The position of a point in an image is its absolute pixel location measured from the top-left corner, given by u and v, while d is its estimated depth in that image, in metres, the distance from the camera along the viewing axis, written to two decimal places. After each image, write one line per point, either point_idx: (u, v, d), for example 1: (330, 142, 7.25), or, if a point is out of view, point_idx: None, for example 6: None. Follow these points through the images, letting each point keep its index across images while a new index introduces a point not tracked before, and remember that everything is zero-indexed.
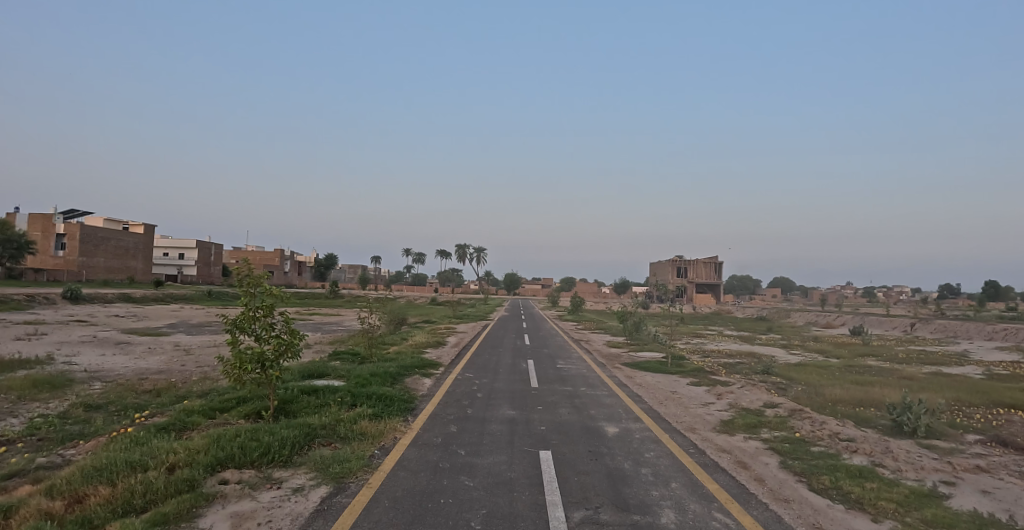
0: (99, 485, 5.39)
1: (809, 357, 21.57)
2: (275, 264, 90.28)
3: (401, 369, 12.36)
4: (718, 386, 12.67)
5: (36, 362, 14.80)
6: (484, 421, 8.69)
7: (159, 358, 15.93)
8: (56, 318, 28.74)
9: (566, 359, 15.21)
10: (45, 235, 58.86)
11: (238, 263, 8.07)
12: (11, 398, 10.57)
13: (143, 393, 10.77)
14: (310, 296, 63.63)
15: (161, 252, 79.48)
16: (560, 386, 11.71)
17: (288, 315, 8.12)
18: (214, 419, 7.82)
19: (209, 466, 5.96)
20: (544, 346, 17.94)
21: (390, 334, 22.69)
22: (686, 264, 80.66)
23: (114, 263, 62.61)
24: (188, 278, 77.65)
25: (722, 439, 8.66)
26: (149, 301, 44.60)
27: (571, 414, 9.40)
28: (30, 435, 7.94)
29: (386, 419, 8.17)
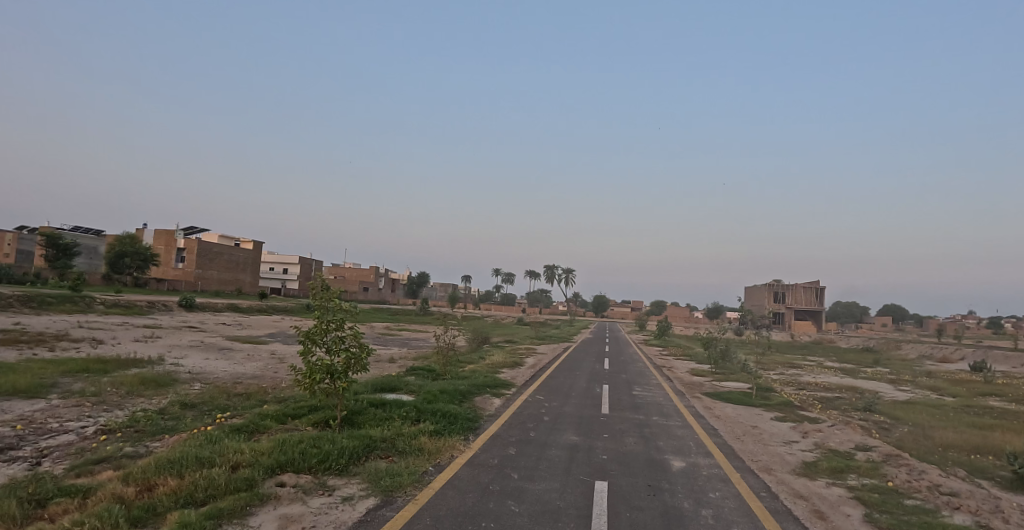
0: (169, 476, 5.89)
1: (919, 395, 19.32)
2: (372, 280, 95.12)
3: (472, 388, 12.40)
4: (806, 422, 11.65)
5: (148, 363, 16.50)
6: (545, 445, 8.59)
7: (254, 365, 17.21)
8: (172, 324, 31.99)
9: (643, 385, 14.62)
10: (167, 249, 66.06)
11: (317, 279, 8.66)
12: (122, 393, 11.92)
13: (234, 395, 11.66)
14: (401, 312, 66.23)
15: (270, 266, 86.52)
16: (632, 413, 11.31)
17: (358, 329, 8.47)
18: (285, 424, 8.35)
19: (269, 468, 6.31)
20: (622, 370, 17.43)
21: (469, 353, 23.03)
22: (784, 289, 75.98)
23: (227, 275, 69.00)
24: (293, 291, 83.80)
25: (800, 483, 7.90)
26: (253, 312, 48.42)
27: (636, 445, 9.03)
28: (129, 426, 8.88)
29: (446, 437, 8.27)
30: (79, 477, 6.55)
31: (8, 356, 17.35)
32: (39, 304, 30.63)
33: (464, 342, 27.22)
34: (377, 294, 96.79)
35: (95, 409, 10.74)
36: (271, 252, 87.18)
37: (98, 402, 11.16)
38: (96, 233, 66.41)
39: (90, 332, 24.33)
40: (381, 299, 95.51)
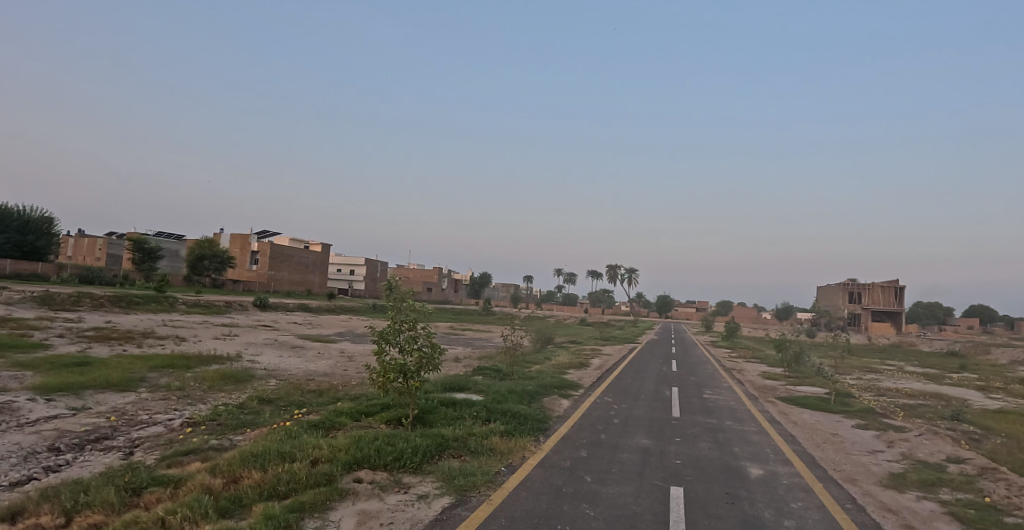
0: (253, 469, 6.16)
1: (1016, 404, 17.84)
2: (434, 281, 96.94)
3: (540, 389, 13.16)
4: (890, 431, 10.98)
5: (227, 359, 17.42)
6: (616, 448, 8.54)
7: (325, 363, 17.87)
8: (248, 322, 33.67)
9: (713, 388, 14.19)
10: (242, 252, 69.45)
11: (391, 280, 8.97)
12: (204, 388, 12.62)
13: (307, 392, 12.13)
14: (463, 312, 67.17)
15: (336, 268, 89.83)
16: (703, 417, 11.00)
17: (431, 329, 8.67)
18: (359, 422, 8.61)
19: (346, 463, 6.50)
20: (690, 373, 17.00)
21: (534, 354, 23.07)
22: (861, 289, 72.11)
23: (297, 277, 72.15)
24: (358, 292, 86.63)
25: (887, 496, 7.44)
26: (321, 312, 50.32)
27: (710, 450, 8.78)
28: (212, 420, 9.38)
29: (517, 438, 8.31)
30: (170, 467, 6.97)
31: (103, 352, 18.73)
32: (129, 304, 32.96)
33: (527, 343, 27.30)
34: (441, 294, 98.74)
35: (180, 402, 11.42)
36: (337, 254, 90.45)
37: (182, 396, 11.86)
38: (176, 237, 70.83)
39: (174, 330, 25.95)
40: (444, 299, 97.25)
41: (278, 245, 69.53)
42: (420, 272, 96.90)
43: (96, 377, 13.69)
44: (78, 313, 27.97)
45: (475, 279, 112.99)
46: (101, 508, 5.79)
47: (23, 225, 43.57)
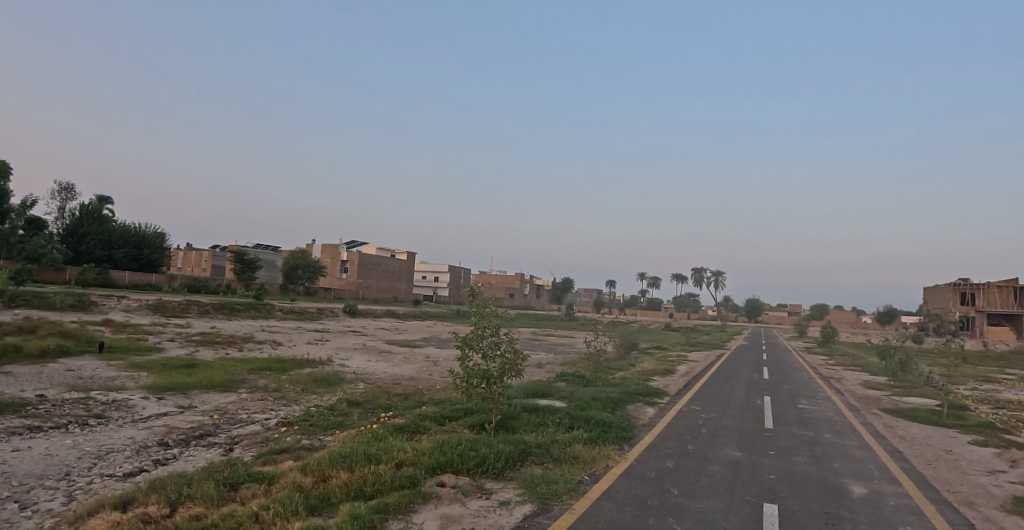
0: (341, 469, 6.34)
1: None
2: (515, 286, 97.76)
3: (625, 396, 12.93)
4: (1017, 449, 9.64)
5: (319, 363, 18.36)
6: (705, 461, 8.12)
7: (411, 367, 18.40)
8: (340, 328, 35.42)
9: (809, 398, 13.17)
10: (333, 261, 73.36)
11: (474, 287, 8.97)
12: (299, 390, 13.32)
13: (394, 395, 12.49)
14: (545, 317, 67.19)
15: (421, 275, 92.89)
16: (799, 429, 10.20)
17: (513, 335, 8.58)
18: (444, 426, 8.78)
19: (430, 467, 6.56)
20: (784, 381, 15.87)
21: (617, 361, 22.56)
22: (975, 289, 64.49)
23: (384, 283, 75.28)
24: (442, 298, 89.02)
25: (1014, 522, 6.47)
26: (407, 318, 52.07)
27: (807, 465, 8.08)
28: (305, 420, 9.84)
29: (601, 446, 8.28)
30: (265, 464, 7.33)
31: (208, 355, 20.29)
32: (231, 311, 35.63)
33: (611, 349, 26.79)
34: (523, 299, 99.42)
35: (277, 403, 12.12)
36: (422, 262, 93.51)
37: (279, 397, 12.59)
38: (273, 249, 75.97)
39: (272, 335, 27.71)
40: (526, 305, 97.80)
41: (366, 254, 72.87)
42: (503, 278, 98.09)
43: (202, 378, 14.80)
44: (189, 319, 30.57)
45: (557, 284, 112.76)
46: (202, 500, 6.17)
47: (139, 241, 48.46)
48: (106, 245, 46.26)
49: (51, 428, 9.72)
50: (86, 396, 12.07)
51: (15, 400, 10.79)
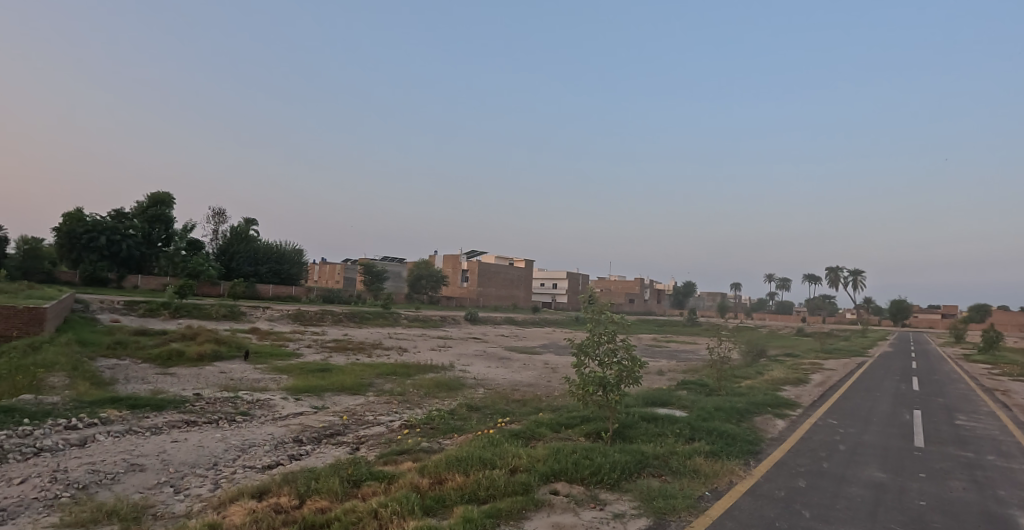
0: (457, 472, 6.46)
1: None
2: (636, 292, 95.39)
3: (751, 406, 11.94)
4: None
5: (442, 368, 19.18)
6: (844, 481, 7.19)
7: (530, 373, 18.57)
8: (461, 335, 36.77)
9: (975, 413, 11.23)
10: (454, 271, 76.64)
11: (590, 292, 8.71)
12: (422, 394, 13.99)
13: (512, 401, 12.64)
14: (667, 323, 64.67)
15: (541, 283, 94.02)
16: (960, 449, 8.72)
17: (630, 341, 8.21)
18: (559, 433, 8.66)
19: (544, 475, 6.45)
20: (939, 393, 13.74)
21: (743, 368, 20.99)
22: None
23: (503, 292, 77.33)
24: (561, 305, 89.23)
25: None
26: (526, 325, 52.81)
27: (969, 491, 6.83)
28: (426, 423, 10.25)
29: (724, 460, 7.70)
30: (386, 464, 7.65)
31: (341, 360, 22.00)
32: (362, 320, 38.49)
33: (736, 357, 25.03)
34: (644, 305, 96.51)
35: (401, 406, 12.80)
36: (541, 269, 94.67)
37: (403, 400, 13.31)
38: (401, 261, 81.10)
39: (399, 342, 29.50)
40: (647, 310, 94.85)
41: (486, 264, 75.32)
42: (622, 284, 96.16)
43: (336, 381, 16.07)
44: (325, 327, 33.50)
45: (679, 288, 108.12)
46: (327, 495, 6.11)
47: (279, 257, 54.17)
48: (253, 261, 52.21)
49: (204, 421, 10.61)
50: (235, 395, 13.58)
51: (179, 398, 12.46)
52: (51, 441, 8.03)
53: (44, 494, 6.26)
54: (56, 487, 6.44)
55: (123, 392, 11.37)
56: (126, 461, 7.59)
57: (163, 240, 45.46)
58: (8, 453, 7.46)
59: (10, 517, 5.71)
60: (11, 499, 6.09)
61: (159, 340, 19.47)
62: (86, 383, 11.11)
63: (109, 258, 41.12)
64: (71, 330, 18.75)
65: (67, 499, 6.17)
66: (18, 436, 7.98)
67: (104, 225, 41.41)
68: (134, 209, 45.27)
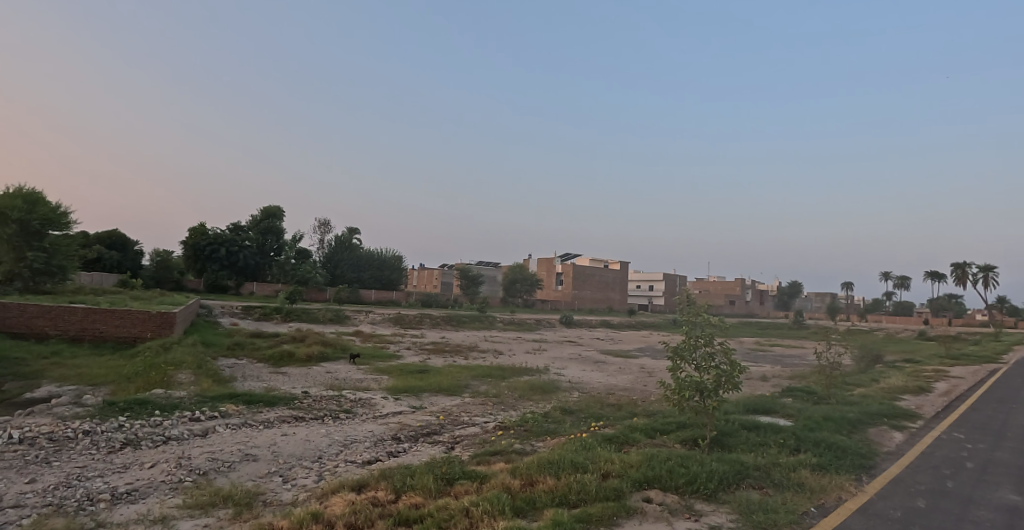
0: (548, 475, 6.24)
1: None
2: (737, 293, 90.94)
3: (865, 416, 10.99)
4: None
5: (537, 371, 19.41)
6: (972, 503, 6.45)
7: (625, 377, 18.31)
8: (555, 338, 36.84)
9: None
10: (548, 273, 76.96)
11: (684, 292, 8.29)
12: (516, 396, 14.24)
13: (606, 405, 12.52)
14: (771, 326, 60.87)
15: (636, 284, 92.31)
16: None
17: (729, 345, 7.75)
18: (654, 439, 8.46)
19: (637, 481, 6.28)
20: None
21: (855, 375, 19.34)
22: None
23: (599, 294, 76.72)
24: (658, 308, 86.95)
25: None
26: (622, 328, 52.06)
27: None
28: (520, 425, 10.40)
29: (832, 474, 7.17)
30: (479, 463, 7.55)
31: (438, 362, 22.84)
32: (459, 323, 39.73)
33: (848, 363, 23.09)
34: (745, 307, 91.52)
35: (496, 408, 13.11)
36: (637, 271, 92.85)
37: (498, 402, 13.61)
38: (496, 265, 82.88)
39: (494, 345, 30.18)
40: (749, 312, 89.86)
41: (581, 267, 75.11)
42: (723, 285, 92.04)
43: (434, 383, 16.75)
44: (423, 331, 34.93)
45: (786, 288, 101.40)
46: (421, 491, 5.88)
47: (381, 264, 57.38)
48: (356, 267, 55.77)
49: (312, 418, 11.50)
50: (340, 394, 14.55)
51: (290, 395, 13.55)
52: (179, 431, 9.07)
53: (170, 477, 7.09)
54: (181, 472, 7.27)
55: (240, 389, 12.56)
56: (241, 451, 8.39)
57: (276, 250, 49.77)
58: (143, 441, 8.56)
59: (142, 497, 6.54)
60: (143, 481, 6.95)
61: (273, 342, 21.31)
62: (208, 380, 12.40)
63: (230, 267, 45.59)
64: (200, 332, 20.99)
65: (190, 483, 6.95)
66: (150, 425, 9.11)
67: (225, 238, 45.87)
68: (251, 222, 49.85)
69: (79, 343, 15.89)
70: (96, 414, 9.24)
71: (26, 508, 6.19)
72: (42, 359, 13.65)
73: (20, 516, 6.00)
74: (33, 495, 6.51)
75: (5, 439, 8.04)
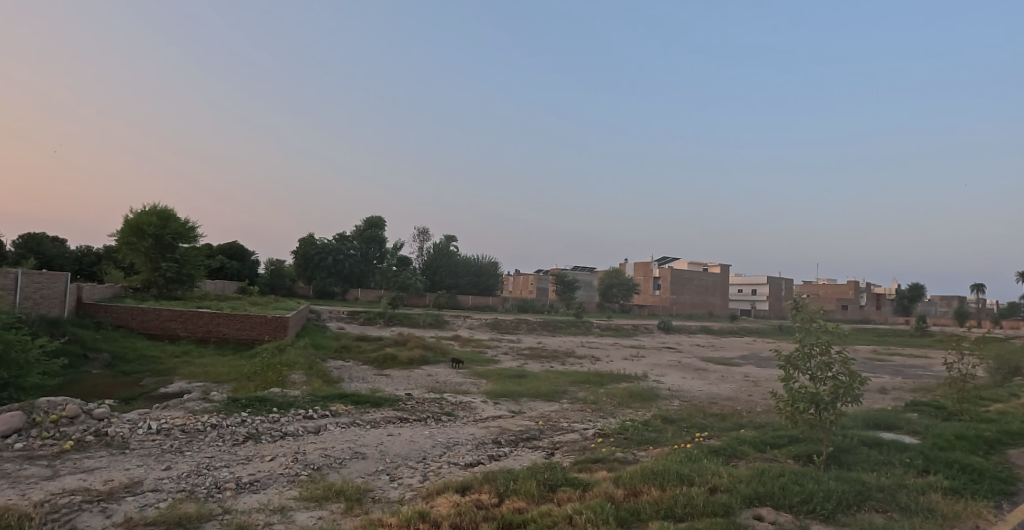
0: (652, 486, 6.03)
1: None
2: (849, 297, 84.26)
3: (1009, 436, 9.74)
4: None
5: (635, 378, 18.97)
6: None
7: (728, 386, 17.46)
8: (653, 344, 35.85)
9: None
10: (645, 277, 75.17)
11: (796, 297, 7.75)
12: (614, 403, 13.99)
13: (710, 415, 11.98)
14: (889, 332, 55.69)
15: (737, 288, 88.28)
16: None
17: (848, 354, 7.13)
18: (763, 453, 7.97)
19: (747, 497, 5.91)
20: None
21: (993, 389, 17.26)
22: None
23: (699, 299, 74.06)
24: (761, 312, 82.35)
25: None
26: (723, 334, 49.73)
27: None
28: (620, 433, 10.17)
29: (969, 500, 6.40)
30: (581, 471, 7.44)
31: (535, 367, 22.93)
32: (555, 328, 39.74)
33: (982, 375, 20.68)
34: (859, 311, 84.60)
35: (594, 414, 12.93)
36: (737, 274, 88.68)
37: (596, 409, 13.42)
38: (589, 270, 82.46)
39: (591, 350, 29.85)
40: (864, 317, 82.87)
41: (678, 270, 72.81)
42: (832, 288, 85.63)
43: (532, 388, 16.81)
44: (520, 336, 35.28)
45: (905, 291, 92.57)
46: (524, 496, 5.87)
47: (478, 270, 58.40)
48: (454, 273, 57.48)
49: (416, 419, 11.91)
50: (441, 397, 14.96)
51: (393, 396, 14.13)
52: (294, 427, 9.72)
53: (288, 471, 7.58)
54: (298, 466, 7.75)
55: (348, 390, 13.24)
56: (351, 449, 8.81)
57: (378, 257, 52.71)
58: (263, 435, 9.24)
59: (263, 487, 7.02)
60: (264, 473, 7.47)
61: (377, 345, 22.39)
62: (319, 381, 13.18)
63: (336, 275, 48.45)
64: (310, 336, 22.45)
65: (305, 477, 7.38)
66: (270, 421, 9.82)
67: (331, 247, 48.88)
68: (354, 232, 53.16)
69: (205, 344, 17.47)
70: (222, 409, 10.07)
71: (164, 492, 6.84)
72: (176, 358, 15.13)
73: (159, 500, 6.64)
74: (170, 481, 7.19)
75: (145, 429, 8.93)
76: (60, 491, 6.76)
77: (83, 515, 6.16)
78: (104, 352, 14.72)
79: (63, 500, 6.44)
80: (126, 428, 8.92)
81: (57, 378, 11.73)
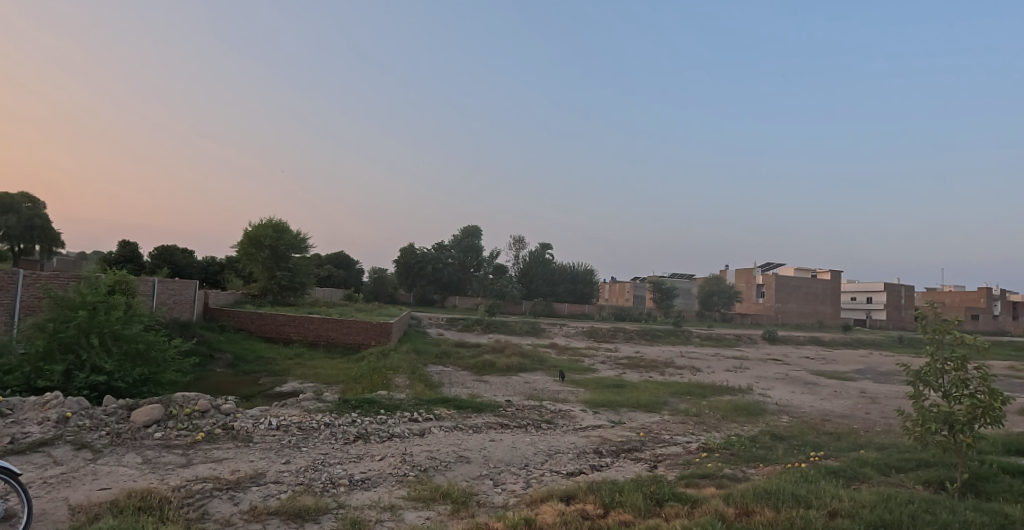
0: (766, 506, 5.75)
1: None
2: (981, 306, 75.73)
3: None
4: None
5: (741, 392, 18.14)
6: None
7: (843, 403, 16.26)
8: (758, 356, 34.03)
9: None
10: (748, 285, 72.39)
11: (923, 306, 7.13)
12: (718, 417, 13.45)
13: (824, 432, 11.22)
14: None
15: (850, 296, 82.26)
16: None
17: (988, 371, 6.44)
18: (888, 477, 7.36)
19: (871, 523, 5.48)
20: None
21: None
22: None
23: (806, 307, 69.66)
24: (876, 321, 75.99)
25: None
26: (834, 346, 46.35)
27: None
28: (726, 448, 9.76)
29: None
30: (687, 486, 7.23)
31: (633, 377, 22.55)
32: (653, 338, 38.88)
33: None
34: (993, 322, 75.66)
35: (697, 428, 12.50)
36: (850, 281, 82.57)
37: (698, 422, 12.95)
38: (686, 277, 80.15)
39: (692, 361, 28.87)
40: (1000, 328, 74.15)
41: (784, 277, 68.94)
42: (961, 296, 77.31)
43: (631, 398, 16.51)
44: (617, 345, 34.77)
45: None
46: (631, 509, 5.79)
47: (574, 276, 58.13)
48: (549, 281, 57.77)
49: (517, 426, 12.08)
50: (539, 404, 15.04)
51: (493, 402, 14.38)
52: (401, 428, 10.18)
53: (397, 471, 7.93)
54: (406, 466, 8.10)
55: (448, 394, 13.66)
56: (455, 452, 9.08)
57: (476, 265, 54.21)
58: (372, 435, 9.75)
59: (373, 485, 7.40)
60: (374, 471, 7.88)
61: (475, 352, 22.95)
62: (421, 385, 13.69)
63: (436, 283, 50.33)
64: (412, 341, 23.39)
65: (412, 477, 7.71)
66: (377, 422, 10.35)
67: (431, 256, 50.65)
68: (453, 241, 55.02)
69: (315, 347, 18.62)
70: (334, 409, 10.74)
71: (284, 484, 7.39)
72: (290, 360, 16.33)
73: (280, 490, 7.19)
74: (289, 474, 7.76)
75: (267, 424, 9.70)
76: (194, 478, 7.49)
77: (214, 501, 6.79)
78: (227, 352, 16.14)
79: (198, 487, 7.12)
80: (249, 423, 9.73)
81: (190, 375, 13.02)
